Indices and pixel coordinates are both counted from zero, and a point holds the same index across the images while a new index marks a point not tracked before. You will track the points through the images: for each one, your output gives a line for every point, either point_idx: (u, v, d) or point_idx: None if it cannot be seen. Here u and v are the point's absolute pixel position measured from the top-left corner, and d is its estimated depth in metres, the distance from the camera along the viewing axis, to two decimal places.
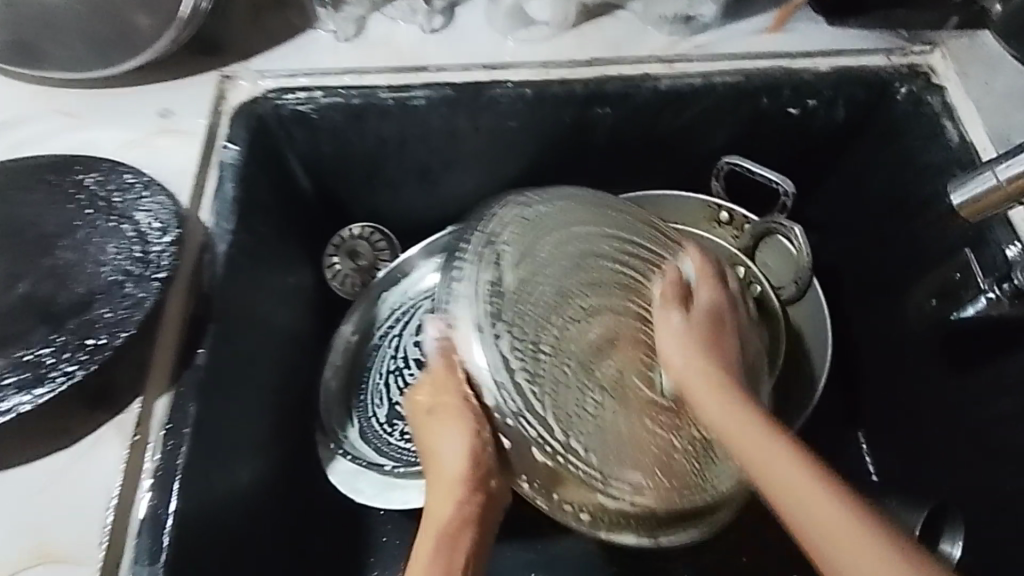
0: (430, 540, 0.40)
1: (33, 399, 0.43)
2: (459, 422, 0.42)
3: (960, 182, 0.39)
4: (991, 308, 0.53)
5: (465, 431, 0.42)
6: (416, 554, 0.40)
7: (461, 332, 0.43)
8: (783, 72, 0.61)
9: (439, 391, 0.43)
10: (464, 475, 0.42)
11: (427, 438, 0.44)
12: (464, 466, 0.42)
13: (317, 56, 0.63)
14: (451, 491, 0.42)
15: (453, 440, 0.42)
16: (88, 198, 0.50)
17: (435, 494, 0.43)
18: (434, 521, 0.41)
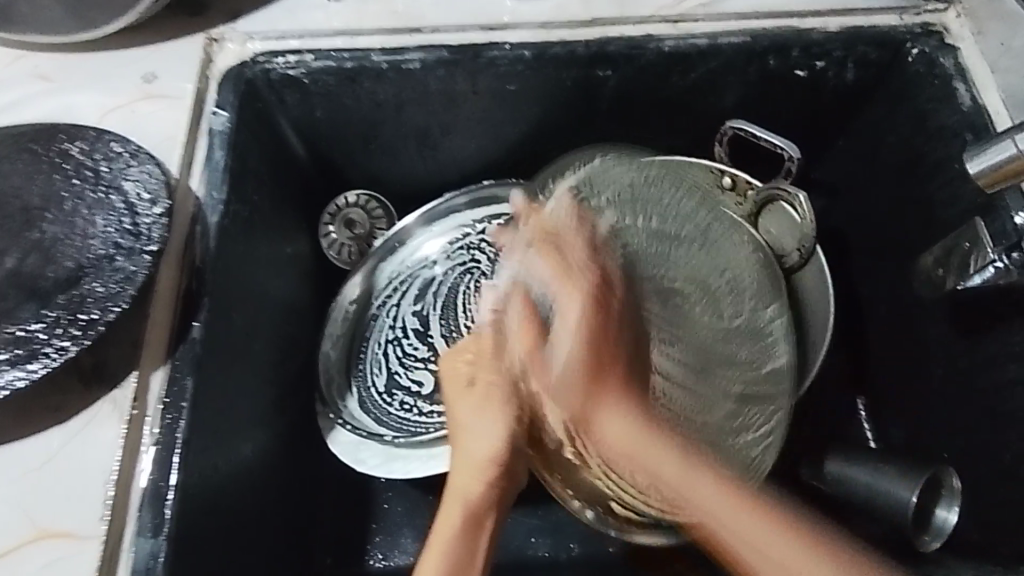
0: (454, 518, 0.43)
1: (26, 376, 0.42)
2: (500, 409, 0.45)
3: (979, 150, 0.38)
4: (999, 277, 0.51)
5: (501, 418, 0.45)
6: (435, 533, 0.42)
7: (543, 297, 0.46)
8: (791, 32, 0.59)
9: (482, 369, 0.46)
10: (494, 458, 0.45)
11: (458, 413, 0.47)
12: (495, 451, 0.45)
13: (307, 16, 0.60)
14: (481, 471, 0.44)
15: (487, 423, 0.45)
16: (74, 169, 0.49)
17: (460, 473, 0.45)
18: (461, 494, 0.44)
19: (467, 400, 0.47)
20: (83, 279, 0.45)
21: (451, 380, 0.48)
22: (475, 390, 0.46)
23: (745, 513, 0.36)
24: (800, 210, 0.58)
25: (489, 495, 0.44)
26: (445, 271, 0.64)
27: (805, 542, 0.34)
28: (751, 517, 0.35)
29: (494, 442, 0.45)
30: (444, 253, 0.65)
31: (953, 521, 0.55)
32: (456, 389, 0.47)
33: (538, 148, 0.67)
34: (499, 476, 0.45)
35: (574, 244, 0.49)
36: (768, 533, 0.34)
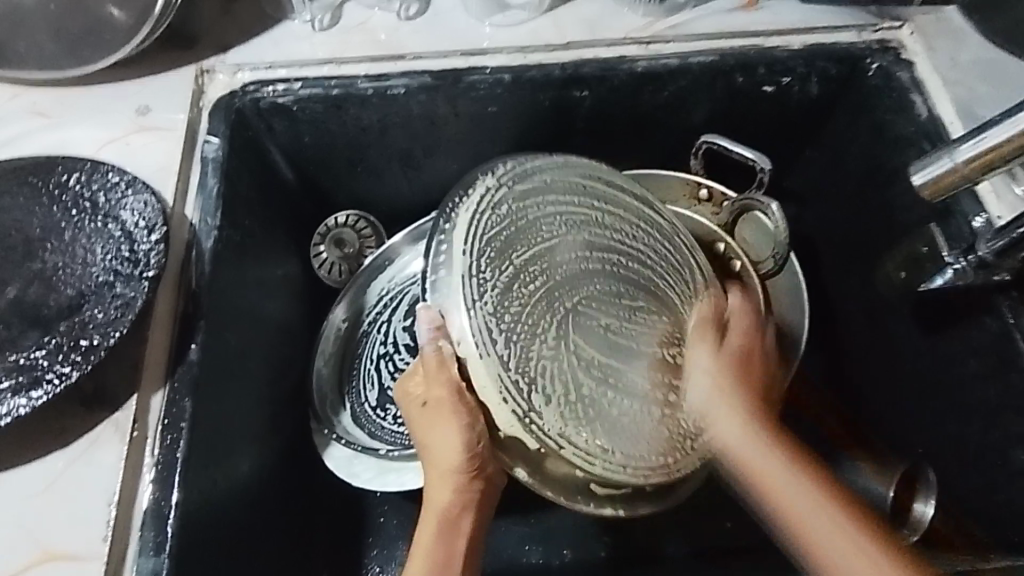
0: (429, 535, 0.44)
1: (30, 402, 0.43)
2: (453, 423, 0.43)
3: (920, 163, 0.38)
4: (957, 279, 0.54)
5: (460, 432, 0.43)
6: (416, 549, 0.44)
7: (452, 315, 0.42)
8: (756, 51, 0.62)
9: (431, 383, 0.43)
10: (458, 468, 0.44)
11: (420, 430, 0.46)
12: (461, 463, 0.44)
13: (293, 47, 0.62)
14: (449, 480, 0.45)
15: (447, 438, 0.44)
16: (72, 200, 0.50)
17: (434, 487, 0.45)
18: (435, 508, 0.45)
19: (422, 418, 0.45)
20: (84, 307, 0.46)
21: (410, 403, 0.46)
22: (427, 408, 0.44)
23: (771, 465, 0.46)
24: (772, 218, 0.61)
25: (461, 501, 0.45)
26: None
27: (783, 470, 0.45)
28: (790, 475, 0.45)
29: (453, 454, 0.44)
30: None
31: (930, 513, 0.58)
32: (415, 412, 0.45)
33: None
34: (466, 485, 0.45)
35: (467, 241, 0.44)
36: (798, 484, 0.45)
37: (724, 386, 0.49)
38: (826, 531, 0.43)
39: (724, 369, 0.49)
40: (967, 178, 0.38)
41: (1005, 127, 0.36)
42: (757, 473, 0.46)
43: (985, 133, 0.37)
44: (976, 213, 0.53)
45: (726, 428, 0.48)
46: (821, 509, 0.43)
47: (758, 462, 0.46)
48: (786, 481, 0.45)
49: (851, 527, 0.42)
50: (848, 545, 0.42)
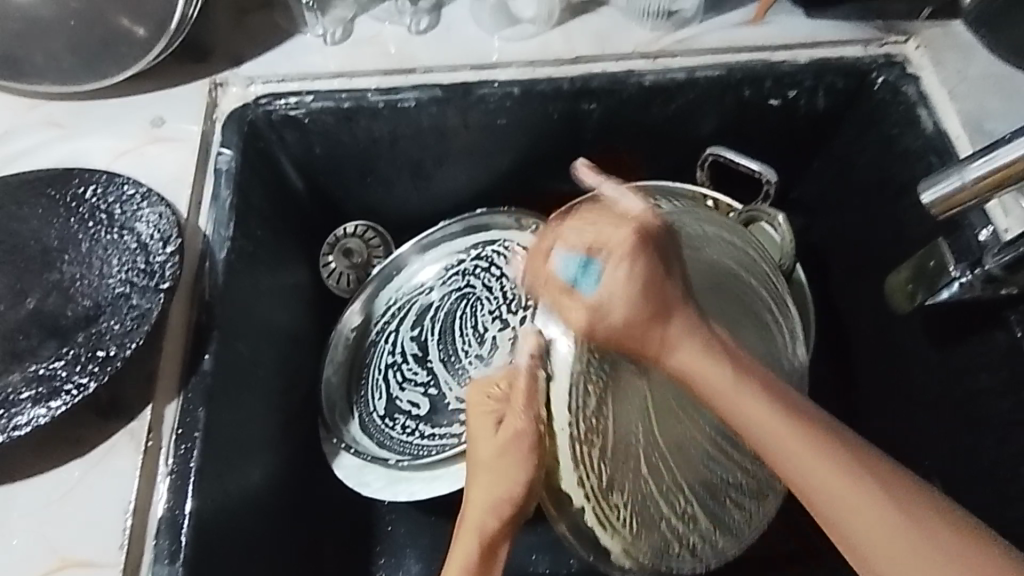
0: (471, 552, 0.44)
1: (50, 412, 0.44)
2: (524, 456, 0.44)
3: (930, 181, 0.38)
4: (964, 292, 0.54)
5: (526, 464, 0.44)
6: (451, 558, 0.45)
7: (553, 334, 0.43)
8: (763, 65, 0.63)
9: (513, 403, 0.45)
10: (512, 498, 0.45)
11: (483, 442, 0.46)
12: (516, 492, 0.44)
13: (306, 60, 0.63)
14: (495, 508, 0.45)
15: (512, 467, 0.44)
16: (89, 212, 0.51)
17: (474, 498, 0.46)
18: (473, 526, 0.45)
19: (493, 429, 0.46)
20: (100, 318, 0.47)
21: (482, 412, 0.47)
22: (510, 419, 0.44)
23: (846, 467, 0.35)
24: (778, 229, 0.62)
25: (502, 530, 0.45)
26: (440, 296, 0.67)
27: (849, 469, 0.35)
28: (884, 510, 0.34)
29: (518, 473, 0.44)
30: (439, 278, 0.68)
31: None
32: (485, 427, 0.46)
33: (527, 177, 0.70)
34: (511, 515, 0.45)
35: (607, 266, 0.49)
36: (822, 457, 0.36)
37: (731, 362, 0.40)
38: (852, 519, 0.35)
39: (735, 361, 0.40)
40: (977, 196, 0.38)
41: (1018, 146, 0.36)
42: (793, 478, 0.36)
43: (997, 150, 0.37)
44: (983, 226, 0.54)
45: (746, 417, 0.38)
46: (918, 553, 0.33)
47: (721, 390, 0.39)
48: (824, 498, 0.35)
49: (844, 464, 0.35)
50: (888, 534, 0.34)
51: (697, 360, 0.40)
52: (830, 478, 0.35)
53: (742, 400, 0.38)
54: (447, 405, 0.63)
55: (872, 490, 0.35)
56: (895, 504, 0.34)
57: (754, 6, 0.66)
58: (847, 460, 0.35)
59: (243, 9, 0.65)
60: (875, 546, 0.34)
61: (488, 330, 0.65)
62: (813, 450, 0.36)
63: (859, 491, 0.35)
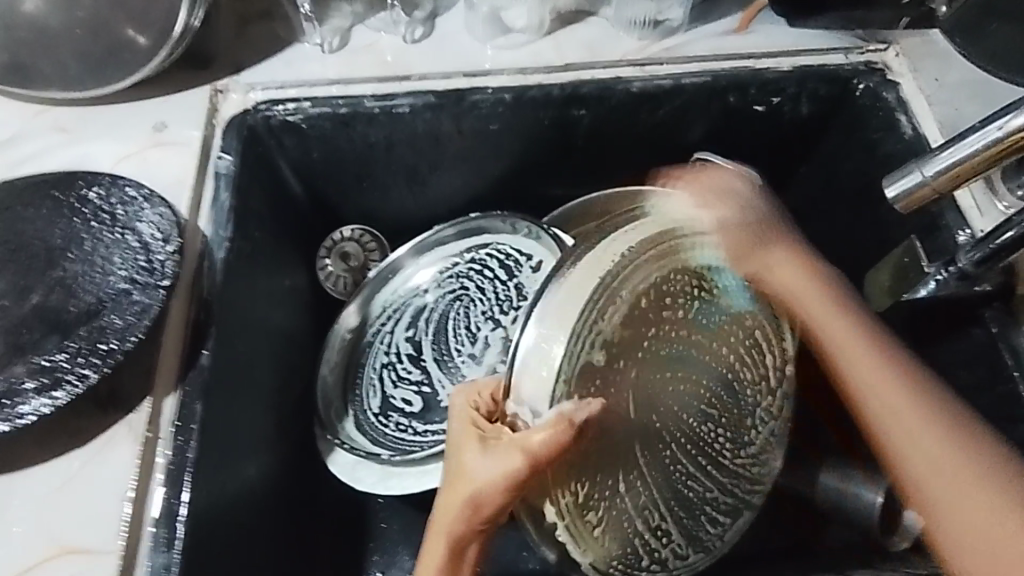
0: (441, 547, 0.43)
1: (51, 402, 0.46)
2: (501, 460, 0.40)
3: (892, 178, 0.40)
4: (940, 289, 0.55)
5: (503, 472, 0.40)
6: (427, 552, 0.44)
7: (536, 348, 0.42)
8: (748, 72, 0.64)
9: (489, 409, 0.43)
10: (484, 502, 0.41)
11: (460, 440, 0.42)
12: (492, 493, 0.41)
13: (305, 67, 0.65)
14: (469, 509, 0.42)
15: (487, 470, 0.41)
16: (92, 212, 0.53)
17: (446, 502, 0.43)
18: (443, 527, 0.43)
19: (476, 447, 0.42)
20: (102, 313, 0.49)
21: (468, 420, 0.43)
22: (504, 443, 0.41)
23: (944, 443, 0.46)
24: None
25: (473, 533, 0.43)
26: (435, 298, 0.69)
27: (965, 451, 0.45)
28: (932, 433, 0.46)
29: (500, 495, 0.41)
30: (434, 281, 0.69)
31: None
32: (468, 427, 0.42)
33: (520, 182, 0.72)
34: (481, 523, 0.42)
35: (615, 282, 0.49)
36: (932, 416, 0.47)
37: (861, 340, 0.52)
38: (923, 465, 0.45)
39: (834, 294, 0.54)
40: (937, 192, 0.39)
41: (972, 144, 0.38)
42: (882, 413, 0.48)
43: (953, 149, 0.38)
44: (961, 228, 0.55)
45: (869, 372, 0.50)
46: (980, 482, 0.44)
47: (840, 339, 0.52)
48: (898, 438, 0.47)
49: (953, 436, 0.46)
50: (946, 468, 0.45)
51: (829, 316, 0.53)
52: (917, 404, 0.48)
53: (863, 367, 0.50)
54: (439, 403, 0.65)
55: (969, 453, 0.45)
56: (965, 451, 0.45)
57: (739, 15, 0.68)
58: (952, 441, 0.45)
59: (244, 20, 0.68)
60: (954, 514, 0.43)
61: (481, 330, 0.66)
62: (885, 376, 0.49)
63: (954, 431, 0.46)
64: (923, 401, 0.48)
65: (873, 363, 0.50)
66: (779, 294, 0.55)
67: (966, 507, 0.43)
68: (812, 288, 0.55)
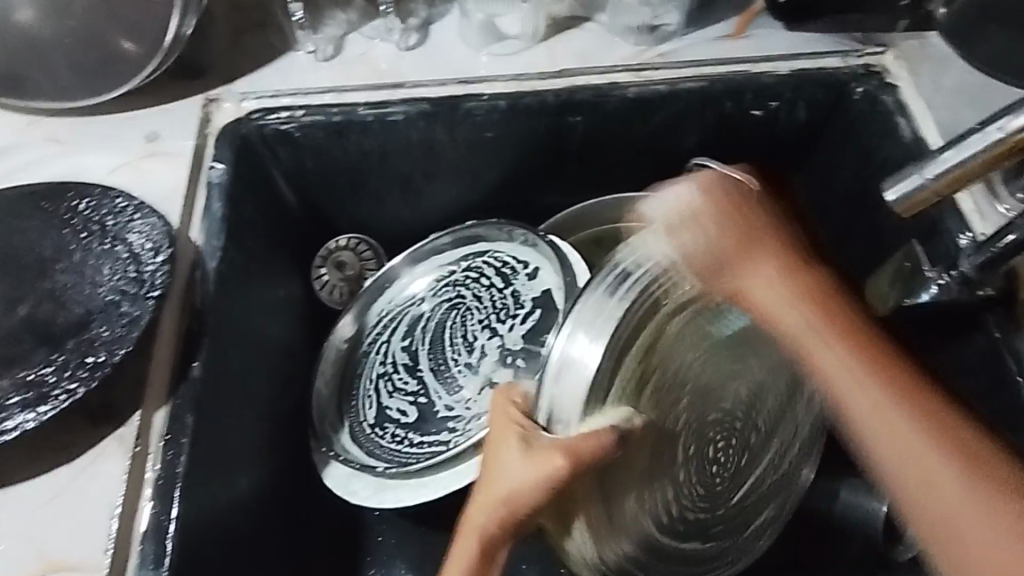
0: (469, 552, 0.42)
1: (38, 416, 0.45)
2: (531, 461, 0.42)
3: (891, 181, 0.39)
4: (942, 295, 0.55)
5: (539, 470, 0.42)
6: (451, 560, 0.43)
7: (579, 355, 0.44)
8: (744, 77, 0.64)
9: (507, 414, 0.46)
10: (514, 503, 0.42)
11: (498, 440, 0.44)
12: (525, 492, 0.42)
13: (298, 76, 0.65)
14: (501, 508, 0.43)
15: (519, 471, 0.43)
16: (82, 223, 0.52)
17: (480, 502, 0.43)
18: (476, 525, 0.43)
19: (517, 446, 0.43)
20: (91, 324, 0.48)
21: (509, 422, 0.45)
22: (542, 443, 0.43)
23: (917, 439, 0.39)
24: None
25: (504, 535, 0.43)
26: (432, 307, 0.68)
27: (927, 436, 0.39)
28: (929, 451, 0.38)
29: (537, 498, 0.42)
30: (430, 290, 0.69)
31: None
32: (508, 433, 0.44)
33: (516, 190, 0.71)
34: (514, 525, 0.43)
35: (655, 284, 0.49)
36: (920, 416, 0.39)
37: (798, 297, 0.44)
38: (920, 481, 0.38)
39: (800, 279, 0.45)
40: (937, 195, 0.38)
41: (971, 146, 0.37)
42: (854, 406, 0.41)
43: (952, 151, 0.38)
44: (962, 232, 0.54)
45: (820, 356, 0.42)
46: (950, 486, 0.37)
47: (812, 332, 0.43)
48: (881, 437, 0.39)
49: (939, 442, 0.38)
50: (927, 466, 0.38)
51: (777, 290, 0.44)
52: (890, 411, 0.40)
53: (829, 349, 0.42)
54: (435, 413, 0.64)
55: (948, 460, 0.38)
56: (947, 447, 0.38)
57: (734, 20, 0.67)
58: (933, 426, 0.39)
59: (238, 30, 0.68)
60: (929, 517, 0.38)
61: (477, 339, 0.65)
62: (863, 370, 0.41)
63: (937, 432, 0.39)
64: (888, 384, 0.41)
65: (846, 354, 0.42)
66: (743, 290, 0.46)
67: (958, 518, 0.37)
68: (789, 294, 0.44)
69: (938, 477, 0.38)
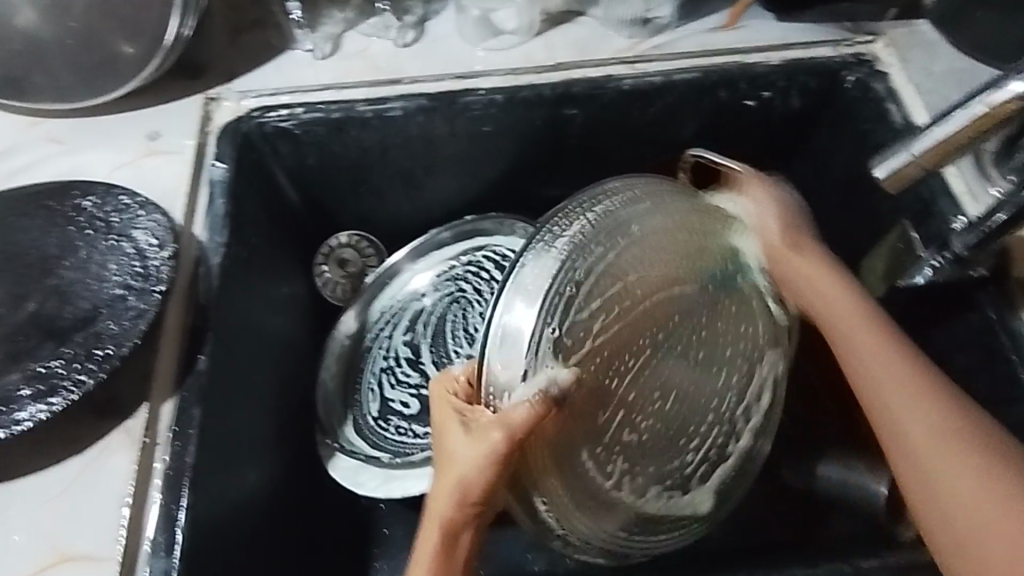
0: (433, 541, 0.41)
1: (48, 409, 0.45)
2: (478, 444, 0.39)
3: (881, 158, 0.40)
4: (936, 275, 0.55)
5: (484, 451, 0.39)
6: (417, 555, 0.41)
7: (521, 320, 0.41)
8: (737, 67, 0.65)
9: (443, 404, 0.43)
10: (468, 488, 0.40)
11: (442, 432, 0.42)
12: (472, 474, 0.39)
13: (297, 74, 0.66)
14: (456, 496, 0.40)
15: (466, 453, 0.40)
16: (87, 220, 0.53)
17: (437, 495, 0.41)
18: (435, 518, 0.41)
19: (459, 428, 0.41)
20: (98, 319, 0.49)
21: (448, 404, 0.43)
22: (485, 422, 0.40)
23: (966, 454, 0.40)
24: None
25: (467, 521, 0.41)
26: (434, 301, 0.69)
27: (974, 462, 0.40)
28: (972, 481, 0.39)
29: (486, 480, 0.39)
30: (432, 285, 0.69)
31: None
32: (450, 417, 0.42)
33: (514, 182, 0.72)
34: (471, 511, 0.40)
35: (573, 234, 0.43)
36: (968, 465, 0.40)
37: (859, 315, 0.48)
38: (976, 511, 0.38)
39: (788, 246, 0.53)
40: (925, 169, 0.40)
41: (955, 120, 0.38)
42: (928, 439, 0.41)
43: (939, 125, 0.38)
44: (956, 216, 0.55)
45: (914, 415, 0.42)
46: (1003, 531, 0.37)
47: (874, 351, 0.46)
48: (954, 487, 0.39)
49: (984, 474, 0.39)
50: (970, 496, 0.39)
51: (876, 356, 0.46)
52: (950, 451, 0.40)
53: (875, 359, 0.46)
54: None
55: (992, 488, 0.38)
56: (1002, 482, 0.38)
57: (726, 12, 0.68)
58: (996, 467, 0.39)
59: (236, 30, 0.68)
60: (952, 538, 0.39)
61: (478, 332, 0.67)
62: (896, 363, 0.45)
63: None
64: (955, 430, 0.41)
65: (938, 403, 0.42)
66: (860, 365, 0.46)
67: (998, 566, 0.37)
68: (818, 272, 0.51)
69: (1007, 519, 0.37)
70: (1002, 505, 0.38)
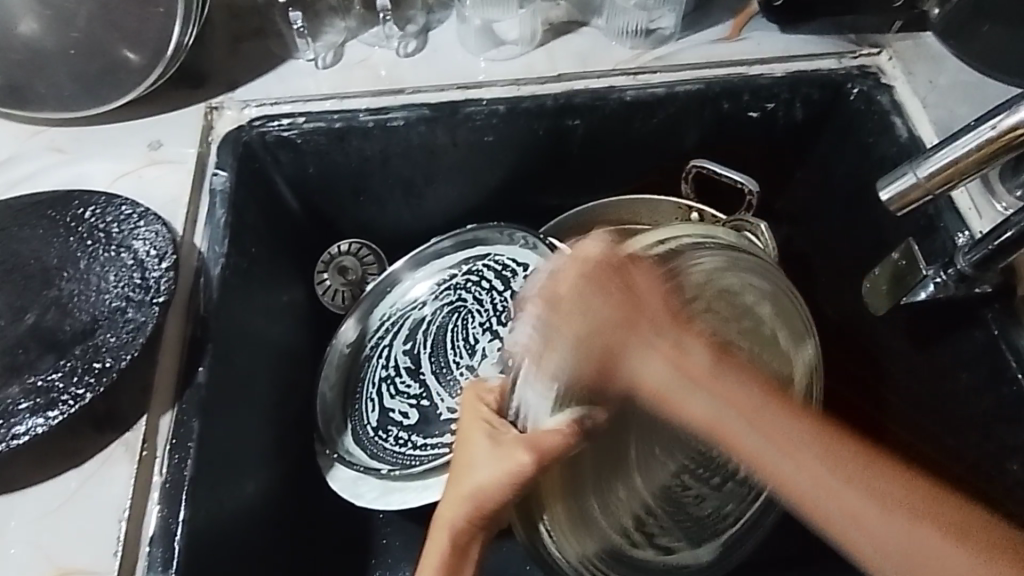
0: (444, 541, 0.45)
1: (47, 422, 0.46)
2: (500, 458, 0.45)
3: (885, 180, 0.40)
4: (939, 292, 0.55)
5: (507, 465, 0.45)
6: (427, 553, 0.46)
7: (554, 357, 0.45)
8: (740, 78, 0.64)
9: (472, 414, 0.48)
10: (485, 495, 0.45)
11: (468, 443, 0.47)
12: (494, 484, 0.45)
13: (298, 83, 0.66)
14: (471, 501, 0.45)
15: (488, 466, 0.45)
16: (87, 230, 0.53)
17: (452, 500, 0.46)
18: (447, 522, 0.46)
19: (486, 439, 0.46)
20: (97, 331, 0.49)
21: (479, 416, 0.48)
22: (508, 438, 0.46)
23: (901, 511, 0.38)
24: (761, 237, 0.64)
25: (473, 530, 0.46)
26: (433, 310, 0.68)
27: (906, 507, 0.38)
28: (929, 527, 0.37)
29: (500, 493, 0.45)
30: (431, 293, 0.69)
31: None
32: (479, 428, 0.47)
33: (515, 192, 0.72)
34: (482, 519, 0.46)
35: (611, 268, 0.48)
36: (883, 512, 0.38)
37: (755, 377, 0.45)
38: (876, 545, 0.38)
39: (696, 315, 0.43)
40: (930, 191, 0.39)
41: (963, 144, 0.38)
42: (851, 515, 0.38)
43: (945, 149, 0.38)
44: (959, 230, 0.55)
45: (815, 472, 0.39)
46: (960, 558, 0.37)
47: (756, 411, 0.41)
48: (863, 533, 0.38)
49: (935, 517, 0.38)
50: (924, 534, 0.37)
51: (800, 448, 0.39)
52: (911, 514, 0.37)
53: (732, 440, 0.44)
54: (438, 415, 0.64)
55: (935, 524, 0.37)
56: (932, 513, 0.38)
57: (728, 22, 0.68)
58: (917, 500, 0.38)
59: (237, 38, 0.68)
60: (903, 562, 0.37)
61: (479, 342, 0.66)
62: (787, 417, 0.40)
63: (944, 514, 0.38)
64: (883, 468, 0.39)
65: (835, 466, 0.39)
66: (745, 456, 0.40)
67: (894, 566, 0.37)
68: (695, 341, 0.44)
69: (929, 549, 0.37)
70: (930, 531, 0.37)
